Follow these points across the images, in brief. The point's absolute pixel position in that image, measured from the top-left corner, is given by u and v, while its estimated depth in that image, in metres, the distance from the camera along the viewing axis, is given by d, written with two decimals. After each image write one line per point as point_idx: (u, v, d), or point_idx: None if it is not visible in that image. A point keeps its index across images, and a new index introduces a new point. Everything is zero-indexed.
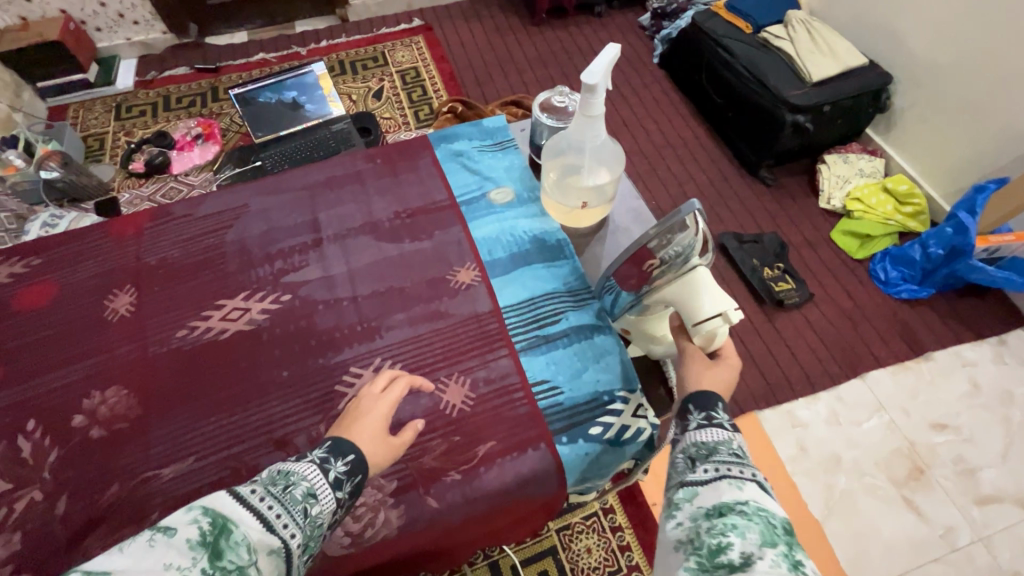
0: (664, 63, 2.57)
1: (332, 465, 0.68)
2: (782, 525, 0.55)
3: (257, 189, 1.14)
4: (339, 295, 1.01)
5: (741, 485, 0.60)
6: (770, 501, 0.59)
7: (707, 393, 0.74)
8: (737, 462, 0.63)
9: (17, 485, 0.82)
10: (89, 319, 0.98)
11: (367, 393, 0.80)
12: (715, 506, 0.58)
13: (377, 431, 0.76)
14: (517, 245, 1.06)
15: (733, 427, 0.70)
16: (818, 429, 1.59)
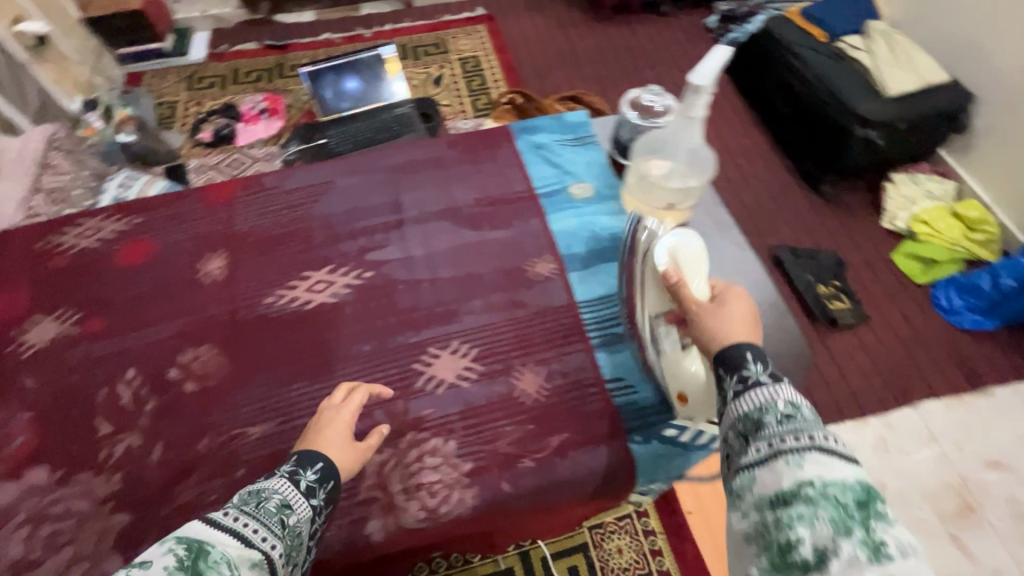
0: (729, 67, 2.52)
1: (302, 475, 0.68)
2: (853, 497, 0.49)
3: (343, 167, 1.17)
4: (419, 277, 1.03)
5: (800, 459, 0.53)
6: (836, 466, 0.52)
7: (740, 345, 0.65)
8: (789, 428, 0.56)
9: (118, 428, 0.87)
10: (184, 279, 1.03)
11: (326, 405, 0.80)
12: (774, 492, 0.52)
13: (343, 437, 0.76)
14: (596, 241, 1.07)
15: (778, 378, 0.61)
16: (863, 454, 1.55)
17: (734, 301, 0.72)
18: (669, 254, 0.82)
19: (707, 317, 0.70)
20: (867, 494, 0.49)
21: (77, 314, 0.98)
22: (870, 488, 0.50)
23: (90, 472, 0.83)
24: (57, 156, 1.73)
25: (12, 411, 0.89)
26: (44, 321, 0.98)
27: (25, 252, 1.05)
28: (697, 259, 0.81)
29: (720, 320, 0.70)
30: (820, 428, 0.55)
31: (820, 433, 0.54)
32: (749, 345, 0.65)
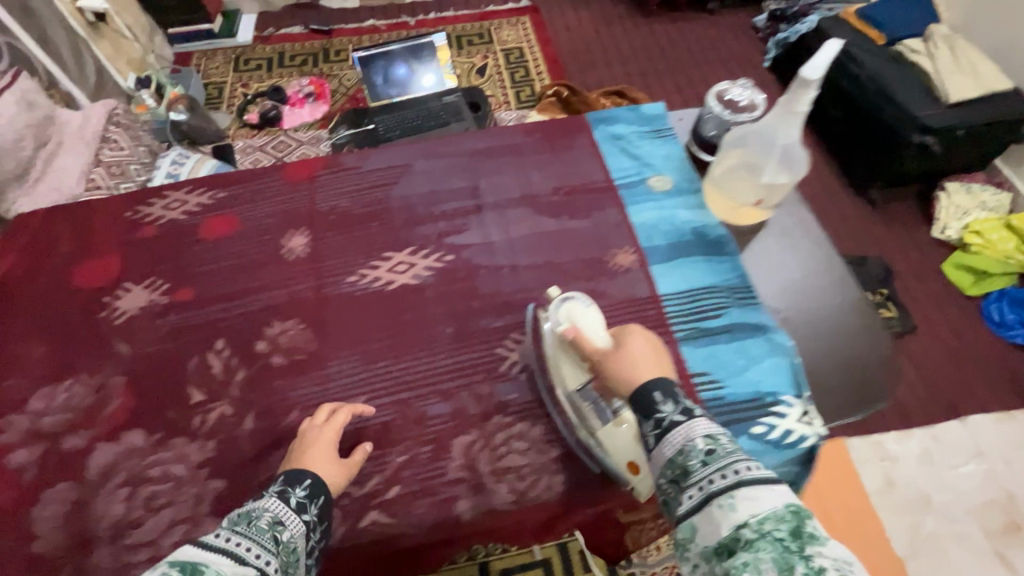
0: None
1: (292, 491, 0.67)
2: (787, 527, 0.49)
3: (421, 151, 1.18)
4: (500, 262, 1.03)
5: (731, 500, 0.52)
6: (764, 497, 0.52)
7: (654, 383, 0.64)
8: (714, 467, 0.55)
9: (210, 397, 0.89)
10: (268, 254, 1.04)
11: (310, 425, 0.81)
12: (717, 542, 0.51)
13: (330, 453, 0.77)
14: (677, 234, 1.06)
15: (692, 412, 0.61)
16: (908, 465, 1.52)
17: (635, 336, 0.73)
18: (566, 314, 0.81)
19: (620, 363, 0.69)
20: (798, 521, 0.49)
21: (165, 284, 1.00)
22: (798, 510, 0.50)
23: (184, 438, 0.85)
24: (118, 132, 1.72)
25: (108, 374, 0.91)
26: (135, 288, 1.00)
27: (115, 221, 1.07)
28: (589, 313, 0.80)
29: (631, 362, 0.69)
30: (741, 458, 0.55)
31: (744, 465, 0.54)
32: (661, 381, 0.65)
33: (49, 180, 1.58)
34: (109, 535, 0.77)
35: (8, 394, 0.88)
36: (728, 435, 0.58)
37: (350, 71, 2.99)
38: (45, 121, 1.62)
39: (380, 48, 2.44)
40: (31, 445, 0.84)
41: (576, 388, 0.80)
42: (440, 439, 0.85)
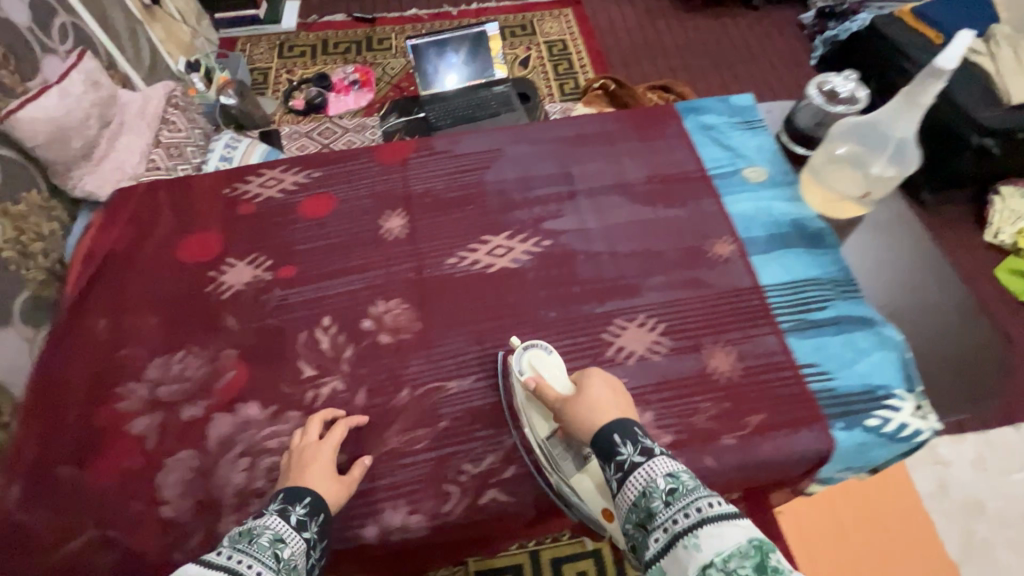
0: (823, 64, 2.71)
1: (292, 510, 0.67)
2: (751, 563, 0.50)
3: (511, 136, 1.18)
4: (598, 249, 1.03)
5: (694, 540, 0.54)
6: (725, 533, 0.53)
7: (615, 427, 0.68)
8: (676, 508, 0.57)
9: (321, 372, 0.90)
10: (367, 234, 1.05)
11: (304, 443, 0.79)
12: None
13: (327, 471, 0.76)
14: (776, 226, 1.05)
15: (652, 453, 0.64)
16: (961, 470, 1.40)
17: (595, 380, 0.77)
18: (528, 361, 0.83)
19: (585, 411, 0.72)
20: (763, 557, 0.50)
21: (268, 261, 1.02)
22: (761, 543, 0.51)
23: (299, 411, 0.86)
24: (176, 114, 1.73)
25: (220, 346, 0.92)
26: (239, 264, 1.01)
27: (214, 197, 1.09)
28: (551, 360, 0.83)
29: (595, 408, 0.72)
30: (701, 495, 0.57)
31: (704, 503, 0.56)
32: (621, 424, 0.68)
33: (113, 160, 1.53)
34: (234, 503, 0.79)
35: (125, 364, 0.90)
36: (688, 473, 0.60)
37: (395, 60, 2.99)
38: (109, 100, 1.56)
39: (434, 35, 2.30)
40: (151, 413, 0.85)
41: (546, 434, 0.79)
42: None
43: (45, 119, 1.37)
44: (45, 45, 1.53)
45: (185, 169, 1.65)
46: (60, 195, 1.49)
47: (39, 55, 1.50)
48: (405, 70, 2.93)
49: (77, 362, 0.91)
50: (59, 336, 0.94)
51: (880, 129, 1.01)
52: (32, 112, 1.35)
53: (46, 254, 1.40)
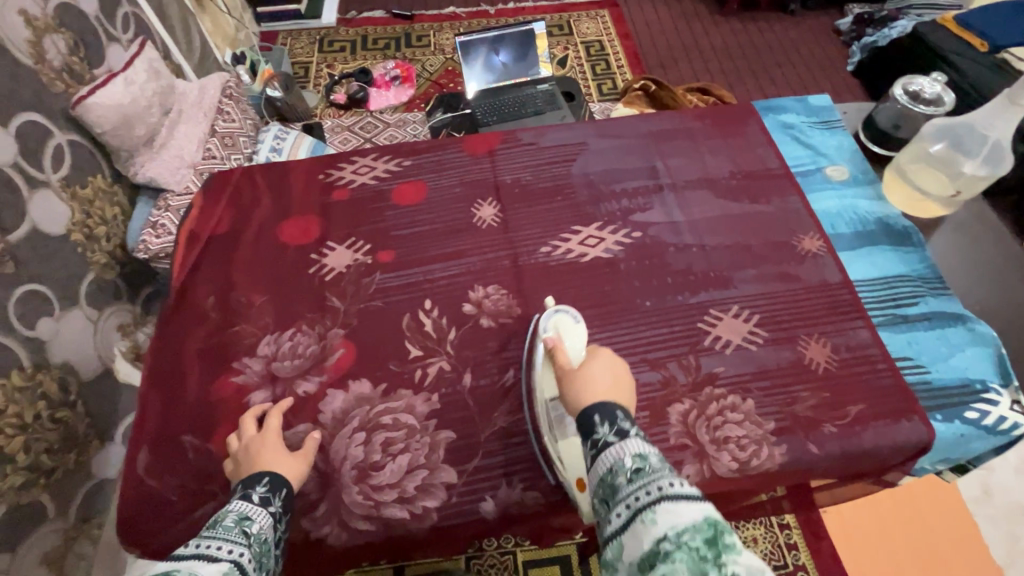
0: (860, 71, 2.74)
1: (252, 491, 0.70)
2: (702, 536, 0.49)
3: (593, 130, 1.21)
4: (688, 241, 1.05)
5: (652, 514, 0.53)
6: (682, 510, 0.52)
7: (599, 407, 0.67)
8: (639, 485, 0.56)
9: (427, 353, 0.92)
10: (460, 222, 1.07)
11: (246, 437, 0.81)
12: (642, 558, 0.51)
13: (280, 450, 0.79)
14: (862, 224, 1.07)
15: (627, 435, 0.63)
16: (1005, 475, 1.38)
17: (601, 359, 0.77)
18: (553, 323, 0.88)
19: (583, 382, 0.72)
20: (715, 533, 0.50)
21: (366, 245, 1.04)
22: (716, 523, 0.51)
23: (409, 389, 0.89)
24: (229, 105, 1.80)
25: (327, 326, 0.95)
26: (339, 248, 1.04)
27: (309, 183, 1.12)
28: (576, 328, 0.86)
29: (594, 381, 0.73)
30: (663, 475, 0.57)
31: (666, 482, 0.55)
32: (603, 405, 0.68)
33: (172, 147, 1.59)
34: (355, 475, 0.81)
35: (238, 340, 0.93)
36: (655, 453, 0.60)
37: (434, 56, 3.01)
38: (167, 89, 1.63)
39: (478, 35, 2.24)
40: (266, 387, 0.88)
41: (549, 397, 0.80)
42: (656, 406, 0.88)
43: (112, 106, 1.41)
44: (110, 34, 1.57)
45: (239, 160, 1.72)
46: (121, 181, 1.54)
47: (105, 43, 1.54)
48: (445, 67, 2.96)
49: (192, 338, 0.94)
50: (171, 313, 0.97)
51: (978, 130, 1.04)
52: (101, 98, 1.40)
53: (108, 238, 1.45)
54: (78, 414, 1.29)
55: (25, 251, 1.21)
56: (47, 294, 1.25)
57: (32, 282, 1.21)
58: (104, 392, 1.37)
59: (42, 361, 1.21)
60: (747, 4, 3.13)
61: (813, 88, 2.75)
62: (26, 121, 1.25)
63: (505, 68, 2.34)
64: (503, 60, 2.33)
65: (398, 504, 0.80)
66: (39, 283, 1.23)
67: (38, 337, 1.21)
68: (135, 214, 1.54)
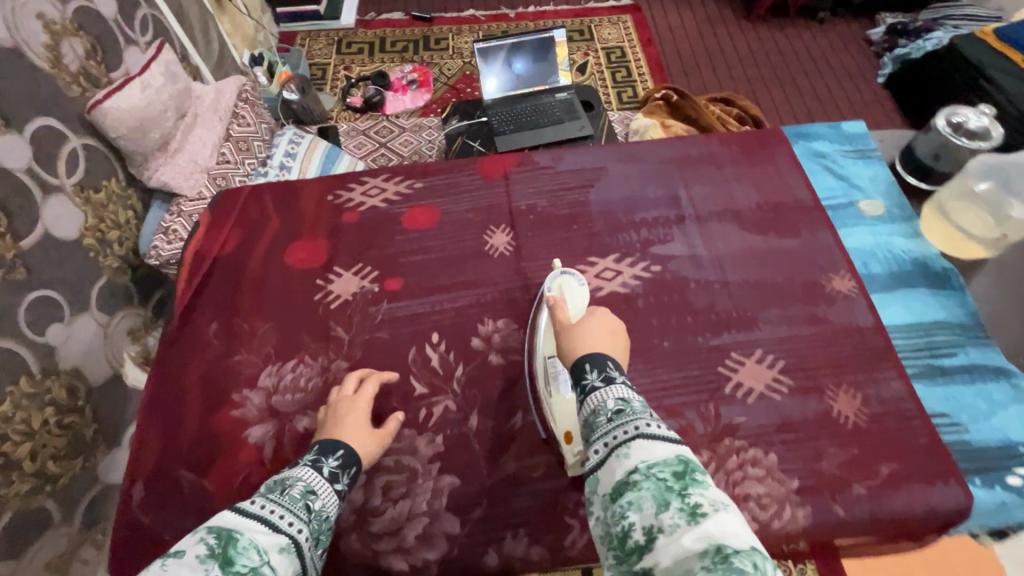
0: (889, 84, 2.65)
1: (325, 461, 0.71)
2: (670, 470, 0.56)
3: (613, 154, 1.16)
4: (710, 277, 1.00)
5: (626, 449, 0.59)
6: (655, 447, 0.59)
7: (590, 359, 0.71)
8: (617, 424, 0.61)
9: (432, 391, 0.89)
10: (471, 250, 1.03)
11: (341, 398, 0.83)
12: (612, 486, 0.57)
13: (363, 425, 0.80)
14: (897, 263, 1.01)
15: (612, 380, 0.67)
16: None
17: (597, 319, 0.80)
18: (559, 284, 0.93)
19: (573, 336, 0.76)
20: (682, 467, 0.56)
21: (374, 271, 1.01)
22: (685, 460, 0.57)
23: (413, 430, 0.85)
24: (245, 108, 1.79)
25: (330, 358, 0.91)
26: (345, 274, 1.00)
27: (319, 203, 1.09)
28: (579, 290, 0.92)
29: (584, 336, 0.75)
30: (643, 416, 0.61)
31: (643, 422, 0.60)
32: (596, 356, 0.72)
33: (186, 152, 1.58)
34: (354, 521, 0.78)
35: (239, 370, 0.90)
36: (637, 398, 0.64)
37: (451, 60, 2.97)
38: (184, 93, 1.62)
39: (498, 42, 2.12)
40: (266, 422, 0.85)
41: (548, 355, 0.85)
42: None
43: (128, 110, 1.41)
44: (127, 36, 1.56)
45: (253, 164, 1.73)
46: (135, 184, 1.53)
47: (123, 45, 1.53)
48: (462, 71, 2.92)
49: (193, 365, 0.91)
50: (173, 337, 0.94)
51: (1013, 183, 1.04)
52: (117, 103, 1.38)
53: (122, 242, 1.44)
54: (86, 420, 1.26)
55: (36, 255, 1.19)
56: (58, 300, 1.24)
57: (45, 287, 1.20)
58: (115, 396, 1.35)
59: (51, 366, 1.19)
60: (777, 10, 3.03)
61: (841, 101, 2.64)
62: (42, 126, 1.23)
63: (518, 78, 2.28)
64: (519, 69, 2.24)
65: (397, 554, 0.77)
66: (50, 289, 1.21)
67: (46, 343, 1.19)
68: (148, 218, 1.53)
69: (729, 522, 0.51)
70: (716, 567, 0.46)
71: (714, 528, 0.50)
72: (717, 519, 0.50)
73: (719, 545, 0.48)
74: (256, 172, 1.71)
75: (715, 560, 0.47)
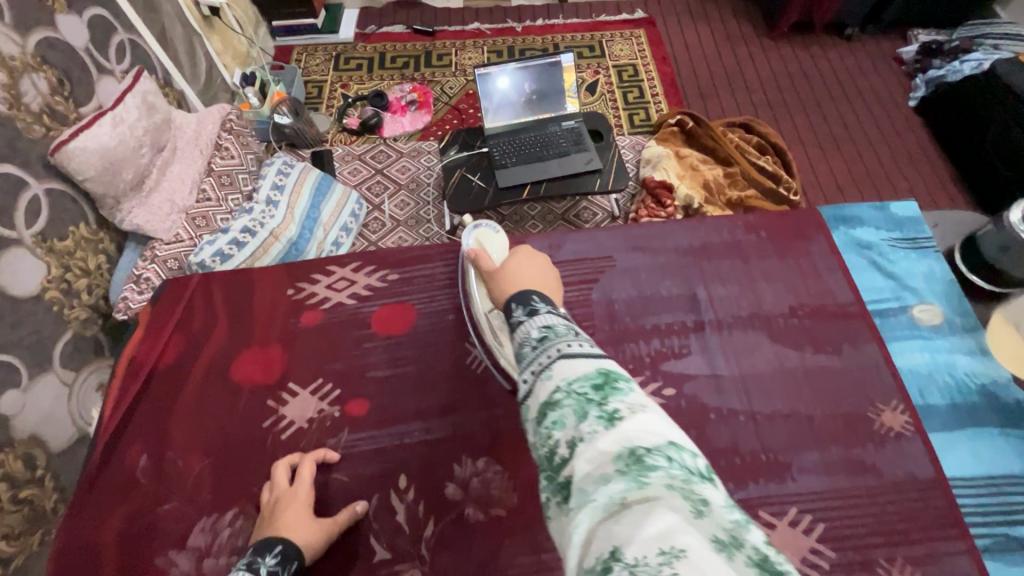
0: (922, 109, 2.42)
1: (260, 562, 0.65)
2: (591, 382, 0.46)
3: (621, 240, 1.00)
4: (734, 406, 0.83)
5: (549, 370, 0.48)
6: (579, 365, 0.48)
7: (514, 297, 0.60)
8: (541, 350, 0.51)
9: (395, 557, 0.73)
10: (451, 364, 0.88)
11: (274, 492, 0.75)
12: (536, 408, 0.47)
13: (304, 512, 0.72)
14: (961, 392, 0.85)
15: (537, 312, 0.57)
16: None
17: (520, 253, 0.69)
18: (475, 238, 0.86)
19: (503, 279, 0.65)
20: (603, 375, 0.46)
21: (335, 391, 0.86)
22: (609, 371, 0.47)
23: None
24: (229, 139, 1.61)
25: None
26: (301, 394, 0.85)
27: (277, 299, 0.94)
28: (496, 239, 0.86)
29: (514, 279, 0.64)
30: (566, 337, 0.51)
31: (565, 342, 0.50)
32: (525, 294, 0.60)
33: (163, 191, 1.43)
34: None
35: (167, 523, 0.75)
36: (563, 321, 0.54)
37: (453, 78, 2.78)
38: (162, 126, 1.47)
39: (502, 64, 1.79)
40: None
41: (488, 309, 0.82)
42: None
43: (97, 149, 1.25)
44: (101, 65, 1.39)
45: (237, 200, 1.55)
46: (108, 226, 1.37)
47: (95, 77, 1.35)
48: (464, 91, 2.73)
49: (112, 515, 0.76)
50: (92, 477, 0.79)
51: None
52: (84, 143, 1.22)
53: (91, 290, 1.29)
54: (47, 490, 1.10)
55: None
56: (15, 363, 1.06)
57: None
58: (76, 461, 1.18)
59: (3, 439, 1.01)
60: (802, 27, 2.74)
61: (872, 127, 2.40)
62: None
63: (526, 98, 1.91)
64: (528, 88, 1.88)
65: None
66: (4, 352, 1.04)
67: None
68: (121, 264, 1.38)
69: (653, 423, 0.42)
70: (630, 469, 0.38)
71: (632, 430, 0.41)
72: (638, 422, 0.42)
73: (634, 446, 0.40)
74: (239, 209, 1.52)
75: (628, 461, 0.39)
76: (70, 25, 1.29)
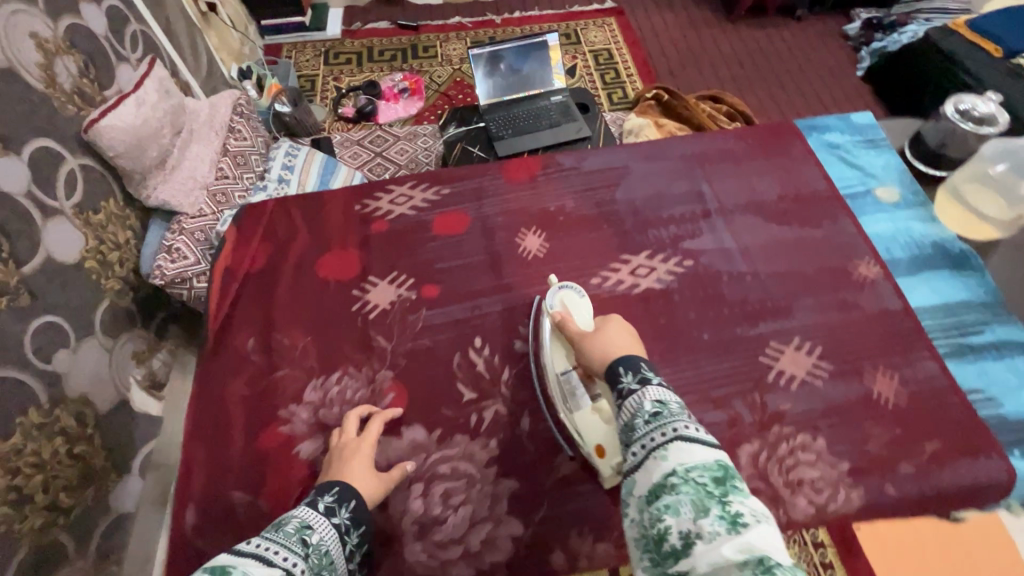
0: (867, 77, 2.69)
1: (320, 499, 0.71)
2: (710, 477, 0.56)
3: (634, 154, 1.18)
4: (741, 269, 1.02)
5: (664, 452, 0.60)
6: (695, 451, 0.59)
7: (621, 361, 0.72)
8: (654, 427, 0.62)
9: (481, 396, 0.88)
10: (506, 253, 1.04)
11: (341, 442, 0.81)
12: (652, 489, 0.58)
13: (366, 467, 0.78)
14: (917, 248, 1.06)
15: (648, 382, 0.68)
16: None
17: (611, 324, 0.81)
18: (559, 299, 0.90)
19: (599, 343, 0.78)
20: (720, 472, 0.57)
21: (409, 279, 1.00)
22: (725, 466, 0.57)
23: (465, 435, 0.85)
24: (243, 124, 1.50)
25: (375, 367, 0.90)
26: (380, 283, 1.00)
27: (346, 215, 1.08)
28: (582, 302, 0.89)
29: (609, 343, 0.77)
30: (680, 419, 0.62)
31: (680, 424, 0.61)
32: (628, 358, 0.73)
33: (184, 169, 1.33)
34: (416, 531, 0.78)
35: (282, 387, 0.88)
36: (675, 400, 0.65)
37: (441, 68, 2.94)
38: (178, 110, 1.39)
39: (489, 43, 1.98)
40: (317, 437, 0.84)
41: (561, 371, 0.84)
42: (723, 447, 0.84)
43: (126, 128, 1.20)
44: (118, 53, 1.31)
45: (251, 180, 1.45)
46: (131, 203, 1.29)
47: (113, 62, 1.28)
48: (452, 79, 2.88)
49: (232, 390, 0.89)
50: (209, 365, 0.92)
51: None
52: (114, 120, 1.18)
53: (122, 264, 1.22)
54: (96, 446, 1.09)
55: (40, 282, 1.02)
56: (63, 326, 1.06)
57: (50, 312, 1.03)
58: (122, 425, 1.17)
59: (58, 395, 1.02)
60: (755, 10, 3.02)
61: (824, 94, 2.67)
62: (32, 148, 1.04)
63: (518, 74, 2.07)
64: (506, 64, 2.06)
65: (464, 560, 0.77)
66: (50, 312, 1.03)
67: (51, 371, 1.01)
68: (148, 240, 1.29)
69: (770, 534, 0.51)
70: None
71: (755, 538, 0.50)
72: (758, 530, 0.51)
73: (758, 554, 0.49)
74: (255, 189, 1.43)
75: (754, 567, 0.48)
76: (89, 14, 1.24)
